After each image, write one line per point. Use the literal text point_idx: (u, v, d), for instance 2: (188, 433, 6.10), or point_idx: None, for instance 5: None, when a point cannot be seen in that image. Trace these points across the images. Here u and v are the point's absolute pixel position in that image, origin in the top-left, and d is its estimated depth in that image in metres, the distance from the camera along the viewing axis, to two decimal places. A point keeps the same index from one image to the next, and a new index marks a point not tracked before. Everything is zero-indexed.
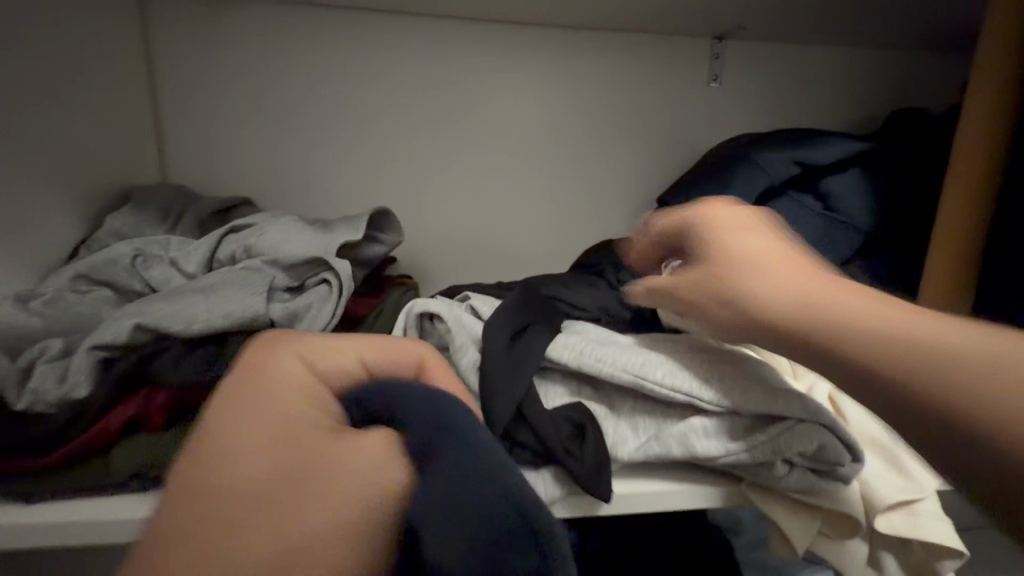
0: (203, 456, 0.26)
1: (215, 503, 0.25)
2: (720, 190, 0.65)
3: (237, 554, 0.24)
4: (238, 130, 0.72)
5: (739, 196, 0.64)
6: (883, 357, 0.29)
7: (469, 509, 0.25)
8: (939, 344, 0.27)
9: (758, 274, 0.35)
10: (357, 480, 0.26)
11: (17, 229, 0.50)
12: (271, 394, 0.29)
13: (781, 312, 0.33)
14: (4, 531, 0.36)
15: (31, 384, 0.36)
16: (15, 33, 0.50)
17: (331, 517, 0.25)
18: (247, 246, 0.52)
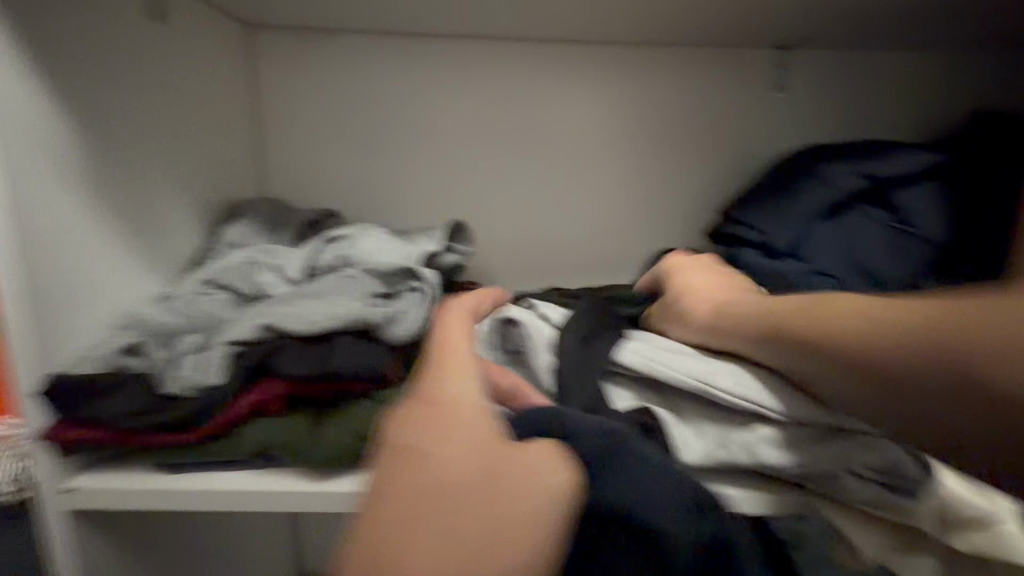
0: (407, 468, 0.33)
1: (415, 497, 0.31)
2: (784, 206, 0.68)
3: (441, 535, 0.29)
4: (328, 149, 0.79)
5: (803, 212, 0.66)
6: (888, 355, 0.30)
7: (648, 500, 0.32)
8: (877, 345, 0.30)
9: (791, 314, 0.38)
10: (532, 476, 0.31)
11: (155, 240, 0.59)
12: (449, 415, 0.36)
13: (809, 337, 0.35)
14: (157, 492, 0.44)
15: (181, 372, 0.44)
16: (157, 72, 0.58)
17: (514, 505, 0.30)
18: (342, 255, 0.58)
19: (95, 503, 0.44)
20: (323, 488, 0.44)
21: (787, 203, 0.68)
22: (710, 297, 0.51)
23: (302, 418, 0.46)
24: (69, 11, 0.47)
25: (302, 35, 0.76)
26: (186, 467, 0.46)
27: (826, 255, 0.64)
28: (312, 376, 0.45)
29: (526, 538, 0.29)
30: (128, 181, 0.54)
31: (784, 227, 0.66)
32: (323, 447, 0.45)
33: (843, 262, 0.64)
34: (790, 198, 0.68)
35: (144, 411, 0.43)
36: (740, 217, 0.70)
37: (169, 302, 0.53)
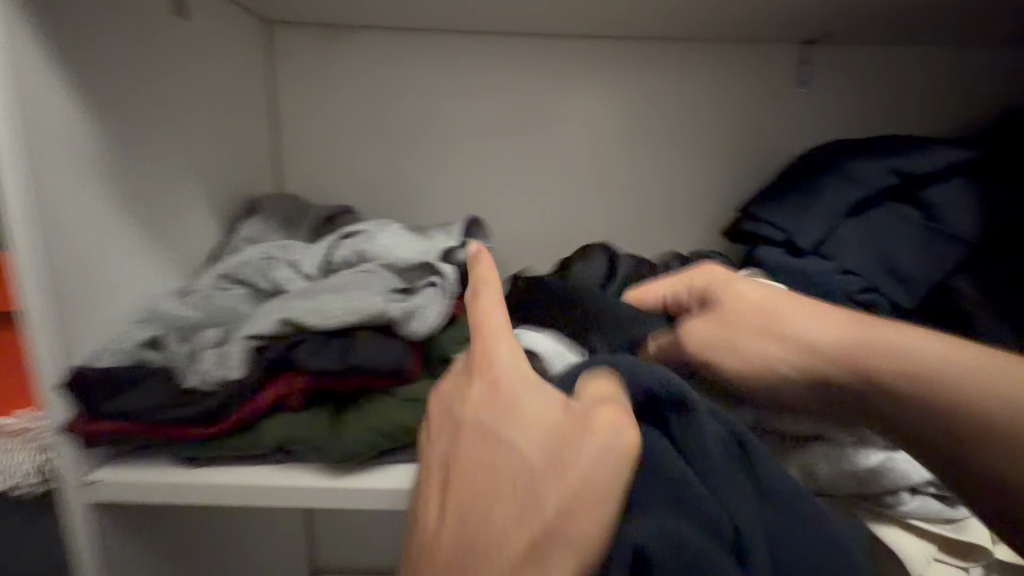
0: (482, 450, 0.35)
1: (501, 483, 0.33)
2: (808, 203, 0.66)
3: (533, 513, 0.32)
4: (345, 145, 0.79)
5: (829, 209, 0.65)
6: (957, 404, 0.33)
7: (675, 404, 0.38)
8: (961, 382, 0.34)
9: (854, 345, 0.37)
10: (602, 443, 0.32)
11: (174, 235, 0.59)
12: (504, 391, 0.36)
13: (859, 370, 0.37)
14: (176, 487, 0.44)
15: (200, 366, 0.44)
16: (178, 69, 0.59)
17: (592, 475, 0.32)
18: (360, 251, 0.58)
19: (115, 497, 0.44)
20: (342, 484, 0.44)
21: (820, 197, 0.66)
22: (796, 326, 0.39)
23: (321, 413, 0.46)
24: (90, 7, 0.46)
25: (320, 32, 0.76)
26: (206, 463, 0.46)
27: (854, 255, 0.63)
28: (334, 371, 0.44)
29: (609, 502, 0.32)
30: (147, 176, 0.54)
31: (813, 223, 0.65)
32: (342, 444, 0.44)
33: (872, 261, 0.63)
34: (820, 192, 0.66)
35: (165, 405, 0.43)
36: (767, 212, 0.69)
37: (188, 297, 0.53)
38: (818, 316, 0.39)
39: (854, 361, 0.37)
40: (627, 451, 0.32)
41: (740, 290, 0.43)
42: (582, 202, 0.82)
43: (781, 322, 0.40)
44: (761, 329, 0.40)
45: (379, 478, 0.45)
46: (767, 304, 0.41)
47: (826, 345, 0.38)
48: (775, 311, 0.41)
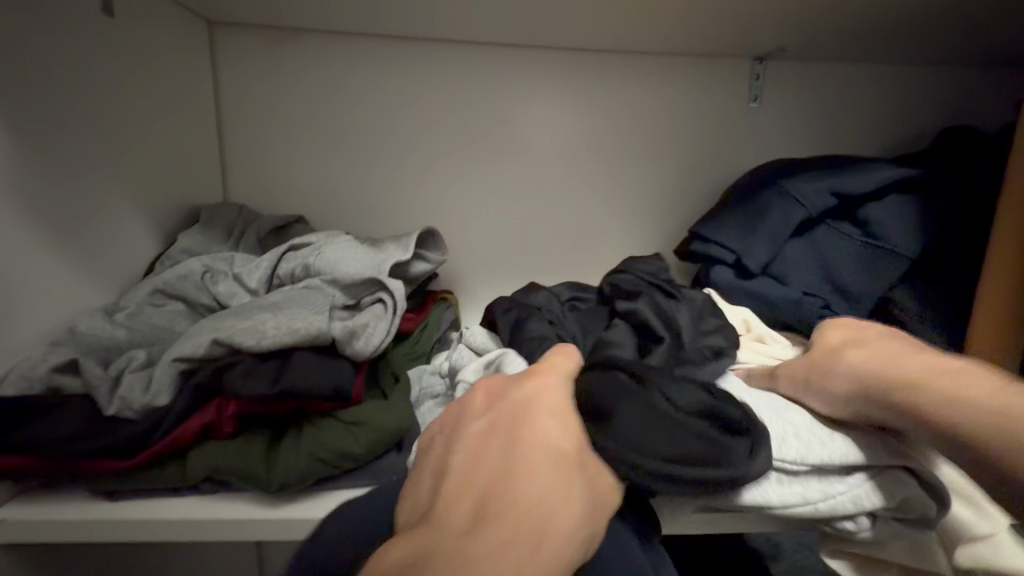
0: (523, 440, 0.37)
1: (537, 473, 0.35)
2: (754, 222, 0.67)
3: (556, 517, 0.34)
4: (295, 152, 0.77)
5: (774, 229, 0.65)
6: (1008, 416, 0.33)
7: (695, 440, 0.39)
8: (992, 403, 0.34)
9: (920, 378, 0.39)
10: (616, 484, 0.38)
11: (102, 248, 0.55)
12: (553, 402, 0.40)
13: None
14: (93, 524, 0.41)
15: (120, 392, 0.41)
16: (105, 70, 0.55)
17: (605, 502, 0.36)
18: (307, 264, 0.55)
19: (22, 537, 0.40)
20: (278, 514, 0.42)
21: (763, 225, 0.66)
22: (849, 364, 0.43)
23: (257, 440, 0.44)
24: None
25: (267, 34, 0.73)
26: (130, 495, 0.43)
27: (796, 274, 0.65)
28: (266, 397, 0.42)
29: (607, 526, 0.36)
30: (68, 186, 0.50)
31: (754, 252, 0.65)
32: (277, 473, 0.42)
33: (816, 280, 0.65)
34: (763, 218, 0.66)
35: (80, 437, 0.39)
36: (713, 241, 0.69)
37: (115, 314, 0.50)
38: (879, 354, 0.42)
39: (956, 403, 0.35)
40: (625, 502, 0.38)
41: (872, 347, 0.43)
42: (541, 214, 0.81)
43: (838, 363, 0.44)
44: (880, 368, 0.41)
45: (319, 508, 0.43)
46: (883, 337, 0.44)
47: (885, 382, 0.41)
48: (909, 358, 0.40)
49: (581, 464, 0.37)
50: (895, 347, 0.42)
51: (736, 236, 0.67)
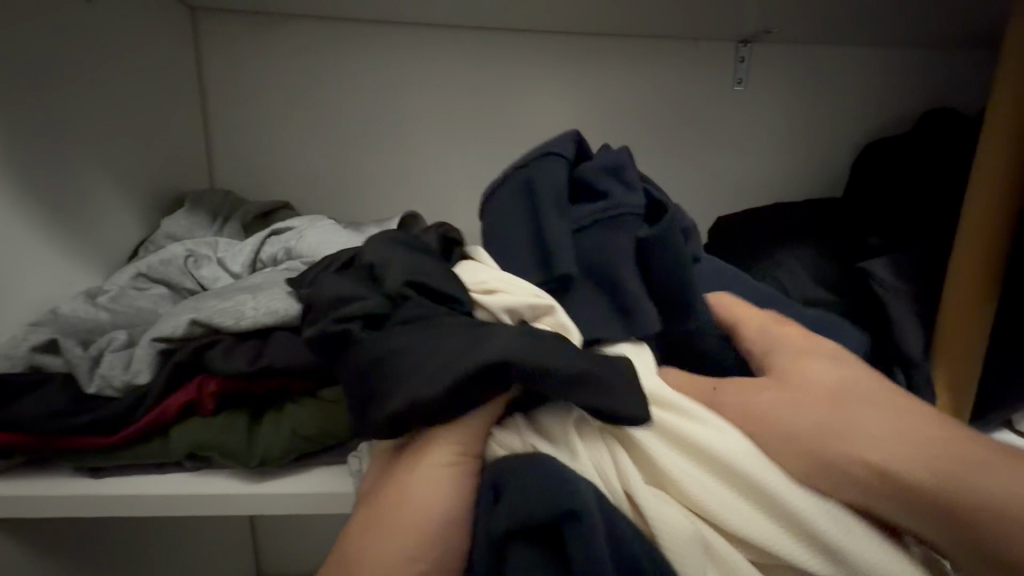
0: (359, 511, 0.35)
1: (368, 515, 0.34)
2: (530, 178, 0.45)
3: (380, 522, 0.32)
4: (278, 138, 0.77)
5: (547, 182, 0.44)
6: (966, 503, 0.30)
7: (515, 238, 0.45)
8: (953, 491, 0.30)
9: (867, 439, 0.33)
10: (436, 456, 0.34)
11: (90, 232, 0.56)
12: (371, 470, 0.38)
13: (954, 499, 0.30)
14: (76, 500, 0.41)
15: (101, 371, 0.42)
16: (92, 58, 0.55)
17: (432, 474, 0.33)
18: (288, 248, 0.56)
19: (7, 511, 0.41)
20: (257, 488, 0.43)
21: (538, 159, 0.46)
22: (821, 430, 0.34)
23: (237, 417, 0.44)
24: None
25: (250, 20, 0.73)
26: (111, 472, 0.43)
27: (594, 196, 0.46)
28: (244, 374, 0.42)
29: (445, 483, 0.33)
30: (52, 170, 0.50)
31: (515, 217, 0.45)
32: (256, 448, 0.43)
33: (627, 190, 0.44)
34: (532, 161, 0.46)
35: (60, 413, 0.40)
36: (487, 215, 0.48)
37: (98, 298, 0.50)
38: (869, 426, 0.33)
39: (973, 513, 0.30)
40: (456, 454, 0.34)
41: (869, 417, 0.33)
42: None
43: (812, 429, 0.34)
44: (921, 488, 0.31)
45: (300, 484, 0.44)
46: (861, 404, 0.34)
47: (788, 397, 0.36)
48: (896, 451, 0.32)
49: (405, 457, 0.35)
50: (878, 428, 0.33)
51: (501, 202, 0.46)
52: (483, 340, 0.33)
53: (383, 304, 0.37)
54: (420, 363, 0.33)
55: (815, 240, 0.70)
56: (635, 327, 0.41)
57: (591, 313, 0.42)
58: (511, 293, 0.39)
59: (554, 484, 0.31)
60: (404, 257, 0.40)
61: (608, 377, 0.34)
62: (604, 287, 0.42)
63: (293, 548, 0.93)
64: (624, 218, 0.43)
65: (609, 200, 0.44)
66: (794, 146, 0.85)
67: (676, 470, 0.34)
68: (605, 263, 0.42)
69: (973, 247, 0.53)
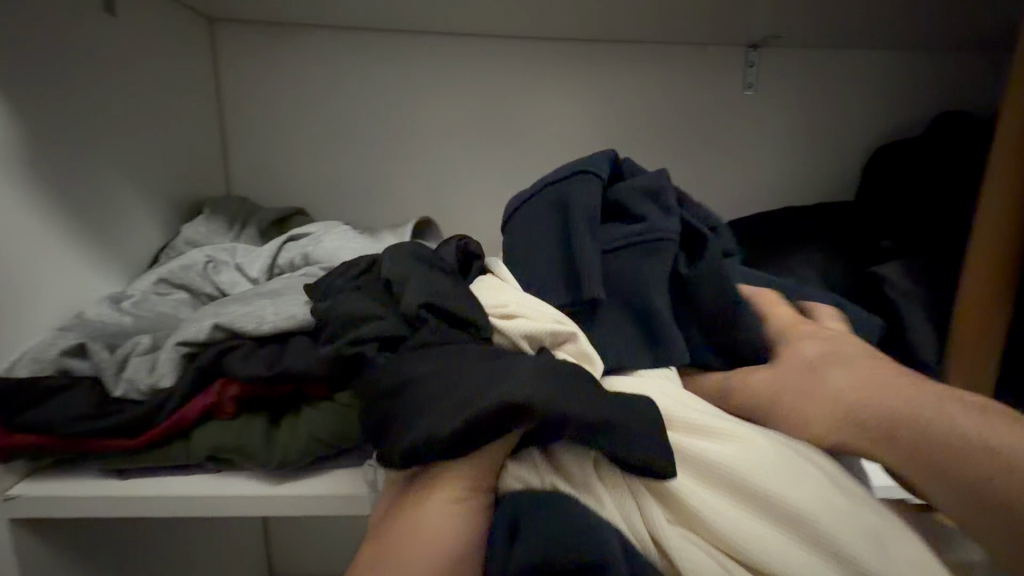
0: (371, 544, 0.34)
1: (382, 550, 0.33)
2: (566, 199, 0.46)
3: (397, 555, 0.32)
4: (293, 146, 0.78)
5: (585, 204, 0.45)
6: (951, 445, 0.33)
7: (544, 258, 0.45)
8: (935, 432, 0.34)
9: (849, 389, 0.37)
10: (456, 495, 0.34)
11: (113, 239, 0.57)
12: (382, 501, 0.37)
13: (939, 440, 0.33)
14: (103, 501, 0.42)
15: (126, 375, 0.43)
16: (115, 69, 0.57)
17: (451, 512, 0.33)
18: (305, 254, 0.58)
19: (36, 512, 0.42)
20: (277, 491, 0.44)
21: (573, 175, 0.47)
22: (812, 393, 0.39)
23: (257, 420, 0.45)
24: (20, 10, 0.45)
25: (267, 30, 0.75)
26: (136, 474, 0.44)
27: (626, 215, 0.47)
28: (264, 378, 0.43)
29: (463, 519, 0.33)
30: (78, 178, 0.52)
31: (545, 236, 0.46)
32: (277, 451, 0.44)
33: (664, 216, 0.46)
34: (566, 177, 0.47)
35: (88, 416, 0.41)
36: (517, 228, 0.48)
37: (121, 304, 0.51)
38: (853, 381, 0.38)
39: (938, 445, 0.33)
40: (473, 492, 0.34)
41: (841, 372, 0.38)
42: None
43: (804, 389, 0.39)
44: (902, 430, 0.35)
45: (319, 486, 0.44)
46: (851, 365, 0.39)
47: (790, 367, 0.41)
48: (875, 400, 0.36)
49: (420, 491, 0.35)
50: (865, 383, 0.37)
51: (532, 220, 0.47)
52: (499, 371, 0.34)
53: (400, 328, 0.40)
54: (441, 391, 0.33)
55: (827, 244, 0.70)
56: (661, 355, 0.42)
57: (616, 338, 0.43)
58: (533, 319, 0.40)
59: (584, 529, 0.32)
60: (422, 277, 0.42)
61: (637, 432, 0.33)
62: (633, 312, 0.44)
63: (304, 551, 0.94)
64: (656, 242, 0.44)
65: (645, 223, 0.45)
66: (804, 150, 0.85)
67: (701, 497, 0.34)
68: (637, 287, 0.44)
69: (990, 247, 0.53)
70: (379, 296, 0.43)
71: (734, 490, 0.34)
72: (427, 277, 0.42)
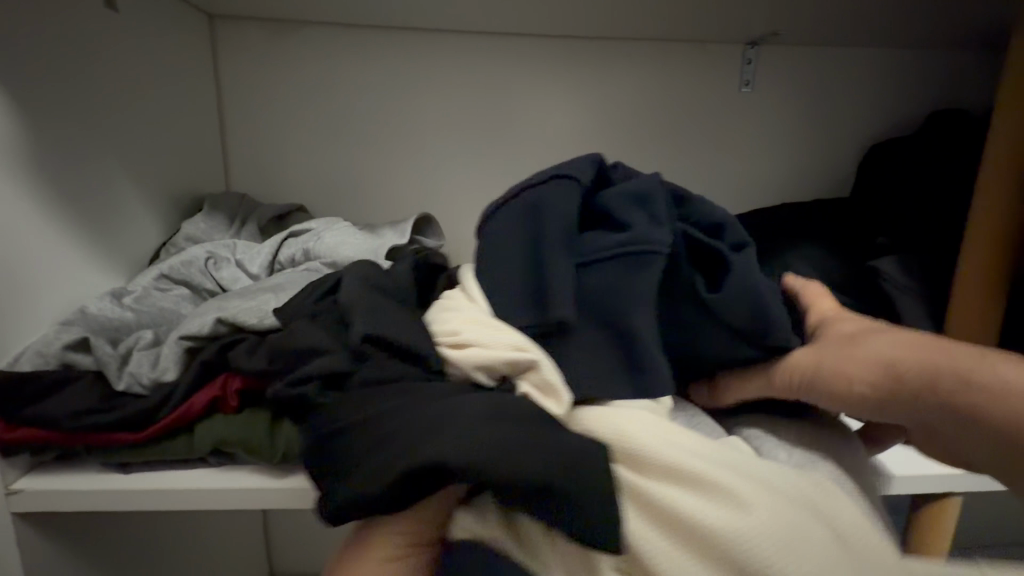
0: None
1: None
2: (542, 207, 0.44)
3: None
4: (291, 143, 0.78)
5: (560, 214, 0.43)
6: (990, 397, 0.33)
7: (516, 272, 0.44)
8: (979, 380, 0.34)
9: (889, 349, 0.38)
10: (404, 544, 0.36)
11: (113, 234, 0.57)
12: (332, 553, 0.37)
13: (979, 393, 0.34)
14: (106, 494, 0.43)
15: (129, 368, 0.43)
16: (115, 64, 0.57)
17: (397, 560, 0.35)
18: (305, 250, 0.58)
19: (39, 505, 0.42)
20: (280, 484, 0.44)
21: (552, 181, 0.45)
22: (852, 358, 0.39)
23: (260, 414, 0.45)
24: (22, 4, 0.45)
25: (266, 27, 0.75)
26: (139, 468, 0.44)
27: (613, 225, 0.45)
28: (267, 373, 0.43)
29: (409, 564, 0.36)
30: (78, 173, 0.52)
31: (518, 246, 0.44)
32: (279, 445, 0.44)
33: (654, 228, 0.43)
34: (544, 181, 0.46)
35: (91, 409, 0.41)
36: (491, 238, 0.46)
37: (123, 299, 0.51)
38: (891, 343, 0.38)
39: (983, 395, 0.34)
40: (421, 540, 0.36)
41: (882, 338, 0.39)
42: None
43: (844, 355, 0.39)
44: (946, 384, 0.35)
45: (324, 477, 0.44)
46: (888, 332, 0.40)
47: (829, 340, 0.42)
48: (916, 359, 0.36)
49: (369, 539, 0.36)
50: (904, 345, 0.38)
51: (508, 227, 0.45)
52: (452, 415, 0.34)
53: (347, 362, 0.39)
54: (390, 437, 0.33)
55: (824, 240, 0.70)
56: (641, 383, 0.41)
57: (586, 360, 0.41)
58: (487, 348, 0.40)
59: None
60: (378, 308, 0.42)
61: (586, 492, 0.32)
62: (609, 334, 0.42)
63: (305, 545, 0.94)
64: (642, 255, 0.42)
65: (629, 232, 0.43)
66: (801, 147, 0.86)
67: (648, 541, 0.34)
68: (614, 307, 0.42)
69: (986, 258, 0.53)
70: (331, 327, 0.43)
71: (693, 540, 0.34)
72: (381, 308, 0.42)
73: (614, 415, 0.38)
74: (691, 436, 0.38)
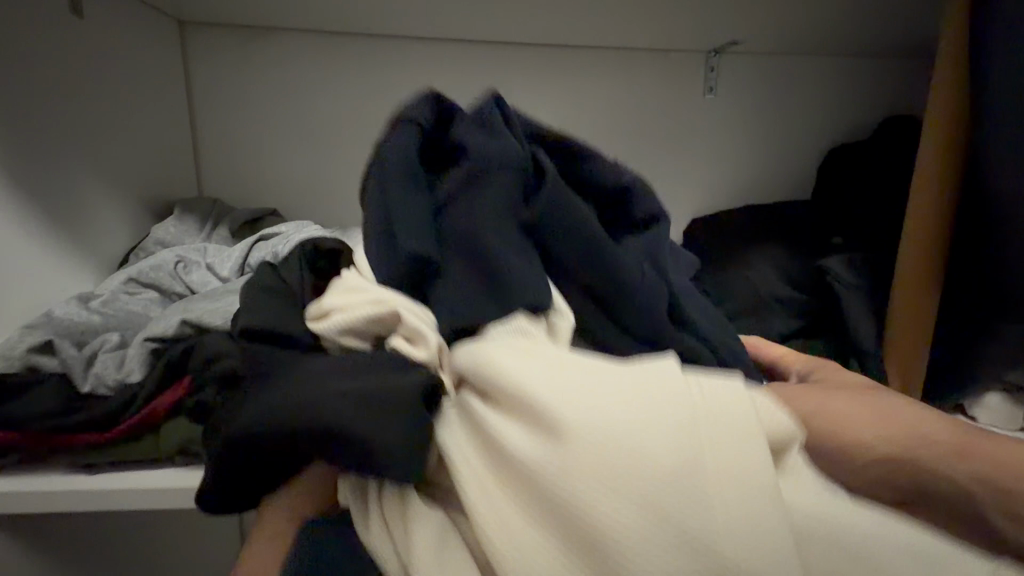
0: None
1: None
2: (377, 147, 0.38)
3: None
4: (264, 147, 0.79)
5: (393, 148, 0.37)
6: (1000, 464, 0.29)
7: (369, 223, 0.37)
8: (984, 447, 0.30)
9: (895, 406, 0.32)
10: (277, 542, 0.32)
11: (82, 238, 0.58)
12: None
13: (985, 457, 0.29)
14: (73, 494, 0.43)
15: (95, 370, 0.44)
16: (84, 70, 0.58)
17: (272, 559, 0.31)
18: (275, 252, 0.59)
19: (6, 506, 0.43)
20: None
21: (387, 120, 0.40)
22: (858, 408, 0.32)
23: None
24: None
25: (237, 32, 0.75)
26: (106, 468, 0.45)
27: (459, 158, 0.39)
28: None
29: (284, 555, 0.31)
30: (45, 177, 0.52)
31: (366, 194, 0.38)
32: None
33: (501, 139, 0.38)
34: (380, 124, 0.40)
35: (56, 410, 0.42)
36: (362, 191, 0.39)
37: (90, 302, 0.52)
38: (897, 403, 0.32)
39: (992, 463, 0.29)
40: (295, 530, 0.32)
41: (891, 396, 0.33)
42: None
43: (852, 411, 0.31)
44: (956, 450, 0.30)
45: None
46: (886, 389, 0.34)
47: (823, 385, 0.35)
48: (929, 423, 0.31)
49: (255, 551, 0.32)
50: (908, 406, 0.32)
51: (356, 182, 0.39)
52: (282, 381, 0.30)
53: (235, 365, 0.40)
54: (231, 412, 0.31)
55: (783, 240, 0.73)
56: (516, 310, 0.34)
57: (460, 299, 0.35)
58: (349, 309, 0.34)
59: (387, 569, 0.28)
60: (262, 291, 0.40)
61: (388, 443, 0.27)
62: (478, 269, 0.36)
63: None
64: (494, 171, 0.37)
65: (476, 154, 0.38)
66: (763, 152, 0.89)
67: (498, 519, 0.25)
68: (478, 237, 0.36)
69: (921, 263, 0.57)
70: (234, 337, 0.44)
71: (541, 504, 0.25)
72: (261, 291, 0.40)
73: (503, 351, 0.29)
74: (603, 374, 0.28)
